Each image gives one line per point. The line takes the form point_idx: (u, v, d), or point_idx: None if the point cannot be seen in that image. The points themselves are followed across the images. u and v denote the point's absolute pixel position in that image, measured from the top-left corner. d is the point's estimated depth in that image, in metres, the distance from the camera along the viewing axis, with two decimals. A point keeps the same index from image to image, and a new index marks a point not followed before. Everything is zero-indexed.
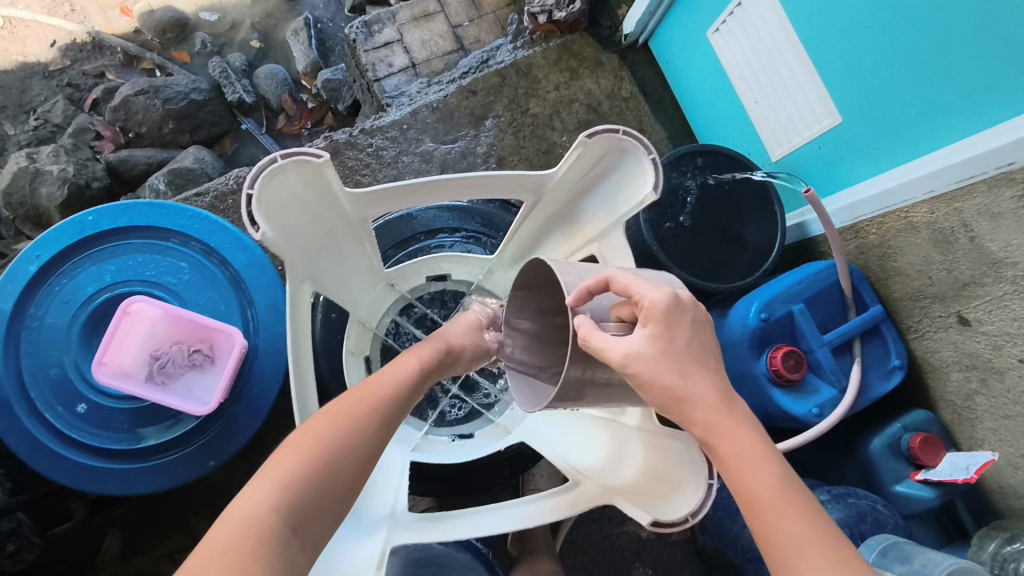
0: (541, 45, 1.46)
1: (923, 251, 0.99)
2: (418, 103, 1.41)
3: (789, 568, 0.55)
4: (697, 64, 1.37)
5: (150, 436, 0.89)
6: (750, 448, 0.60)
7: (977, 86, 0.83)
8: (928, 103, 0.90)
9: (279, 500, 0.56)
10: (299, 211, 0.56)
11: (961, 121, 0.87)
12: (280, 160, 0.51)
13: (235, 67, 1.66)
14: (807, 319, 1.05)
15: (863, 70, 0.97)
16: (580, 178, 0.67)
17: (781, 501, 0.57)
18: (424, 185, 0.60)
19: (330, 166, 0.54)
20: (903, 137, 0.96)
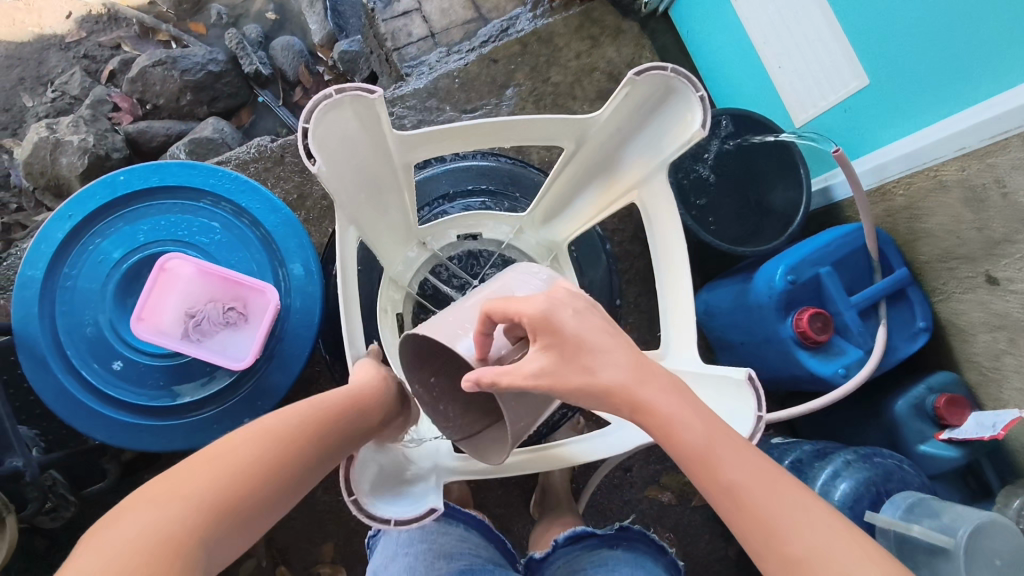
0: (561, 14, 1.46)
1: (953, 210, 0.98)
2: (439, 71, 1.41)
3: (737, 510, 0.55)
4: (718, 31, 1.36)
5: (184, 394, 0.89)
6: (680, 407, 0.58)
7: (1012, 38, 0.82)
8: (960, 59, 0.89)
9: (201, 516, 0.54)
10: (349, 152, 0.57)
11: (997, 74, 0.87)
12: (336, 95, 0.51)
13: (252, 38, 1.65)
14: (834, 282, 1.05)
15: (895, 27, 0.96)
16: (623, 124, 0.68)
17: (719, 450, 0.57)
18: (468, 129, 0.61)
19: (383, 102, 0.54)
20: (936, 95, 0.96)
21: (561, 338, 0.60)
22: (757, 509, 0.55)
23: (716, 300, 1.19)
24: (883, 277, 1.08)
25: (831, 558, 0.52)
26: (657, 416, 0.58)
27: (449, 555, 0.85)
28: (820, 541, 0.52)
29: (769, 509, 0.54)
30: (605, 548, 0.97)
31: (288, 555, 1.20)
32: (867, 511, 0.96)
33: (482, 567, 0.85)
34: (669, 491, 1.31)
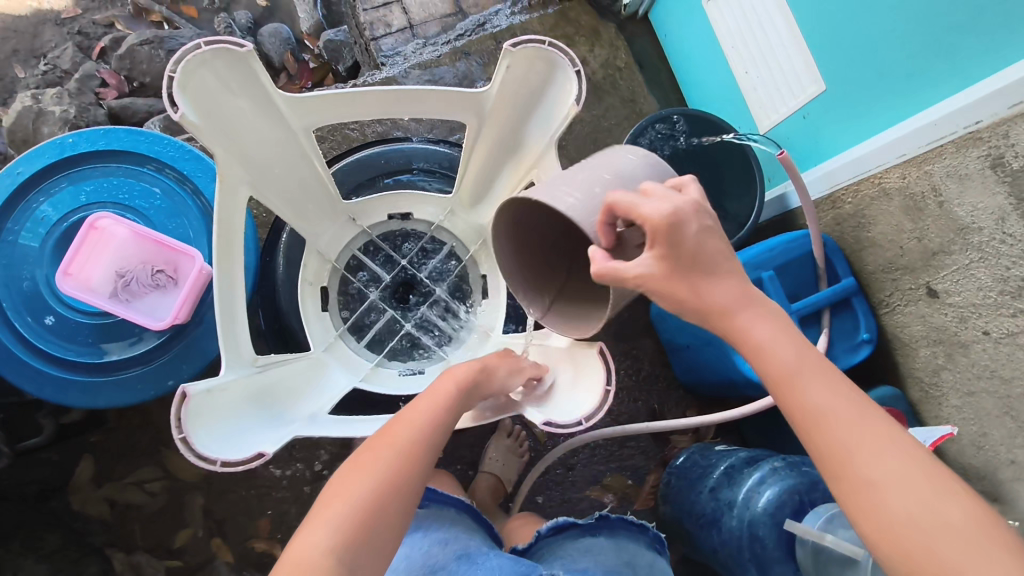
0: (539, 11, 1.49)
1: (894, 219, 0.96)
2: (411, 62, 1.44)
3: (816, 429, 0.58)
4: (690, 35, 1.37)
5: (112, 351, 0.91)
6: (792, 373, 0.60)
7: (947, 43, 0.80)
8: (904, 64, 0.87)
9: (338, 542, 0.54)
10: (227, 108, 0.61)
11: (936, 82, 0.84)
12: (203, 46, 0.55)
13: (241, 24, 1.70)
14: (776, 287, 1.05)
15: (844, 31, 0.94)
16: (514, 102, 0.70)
17: (802, 373, 0.60)
18: (353, 94, 0.63)
19: (254, 56, 0.58)
20: (881, 101, 0.94)
21: (678, 253, 0.61)
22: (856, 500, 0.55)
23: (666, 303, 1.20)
24: (829, 286, 1.07)
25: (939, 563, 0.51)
26: (748, 336, 0.63)
27: (438, 538, 0.83)
28: (933, 541, 0.52)
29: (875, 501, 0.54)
30: (587, 536, 0.90)
31: (224, 527, 1.21)
32: (788, 519, 0.93)
33: (479, 548, 0.83)
34: (612, 492, 1.30)
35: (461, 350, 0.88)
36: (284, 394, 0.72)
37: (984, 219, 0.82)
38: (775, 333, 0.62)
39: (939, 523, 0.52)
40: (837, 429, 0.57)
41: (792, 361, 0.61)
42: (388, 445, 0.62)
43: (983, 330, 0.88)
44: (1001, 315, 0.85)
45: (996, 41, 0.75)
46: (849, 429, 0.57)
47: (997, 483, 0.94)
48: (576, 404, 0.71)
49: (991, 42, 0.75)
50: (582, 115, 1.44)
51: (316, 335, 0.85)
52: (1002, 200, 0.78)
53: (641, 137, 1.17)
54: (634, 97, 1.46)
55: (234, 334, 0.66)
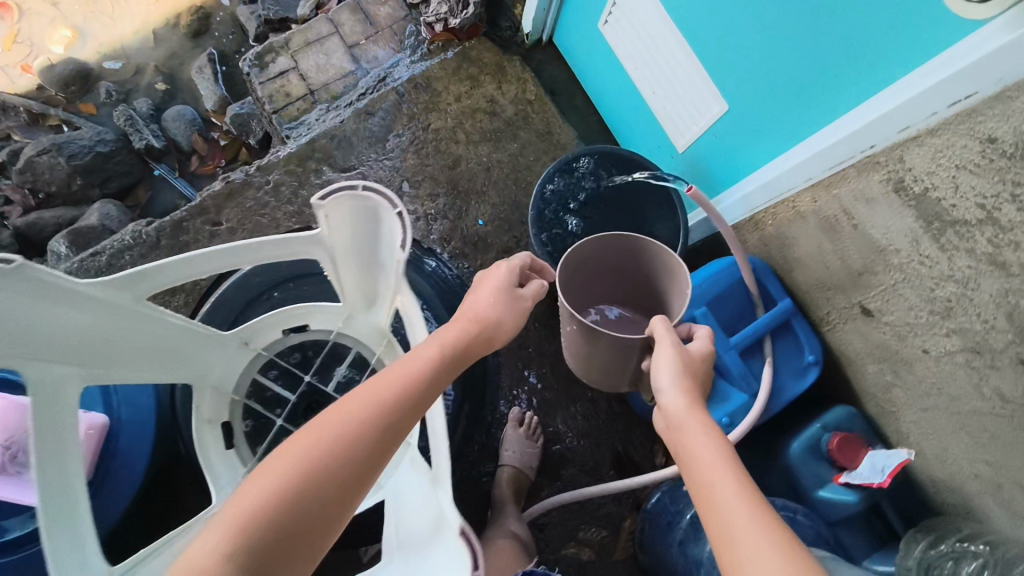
0: (440, 55, 1.43)
1: (816, 241, 0.91)
2: (315, 131, 1.37)
3: (712, 506, 0.59)
4: (598, 56, 1.32)
5: (14, 527, 0.91)
6: (708, 458, 0.62)
7: (837, 61, 0.75)
8: (796, 84, 0.82)
9: (235, 545, 0.55)
10: (31, 324, 0.54)
11: (825, 104, 0.80)
12: None
13: (142, 112, 1.63)
14: (710, 322, 1.01)
15: (733, 54, 0.89)
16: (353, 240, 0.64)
17: (717, 462, 0.61)
18: (180, 262, 0.59)
19: (40, 270, 0.51)
20: (778, 123, 0.89)
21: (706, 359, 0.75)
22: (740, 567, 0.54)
23: None
24: (767, 310, 1.02)
25: None
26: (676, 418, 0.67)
27: None
28: None
29: (754, 559, 0.53)
30: None
31: None
32: None
33: None
34: (589, 545, 1.25)
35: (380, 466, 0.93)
36: None
37: (898, 241, 0.76)
38: (701, 424, 0.66)
39: None
40: (734, 507, 0.58)
41: (699, 451, 0.63)
42: (336, 425, 0.63)
43: (923, 349, 0.83)
44: (937, 335, 0.80)
45: (876, 65, 0.70)
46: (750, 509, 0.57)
47: (966, 497, 0.89)
48: None
49: (880, 61, 0.70)
50: (500, 157, 1.38)
51: (221, 477, 0.79)
52: (912, 222, 0.73)
53: (552, 186, 1.12)
54: (550, 130, 1.41)
55: (71, 540, 0.56)
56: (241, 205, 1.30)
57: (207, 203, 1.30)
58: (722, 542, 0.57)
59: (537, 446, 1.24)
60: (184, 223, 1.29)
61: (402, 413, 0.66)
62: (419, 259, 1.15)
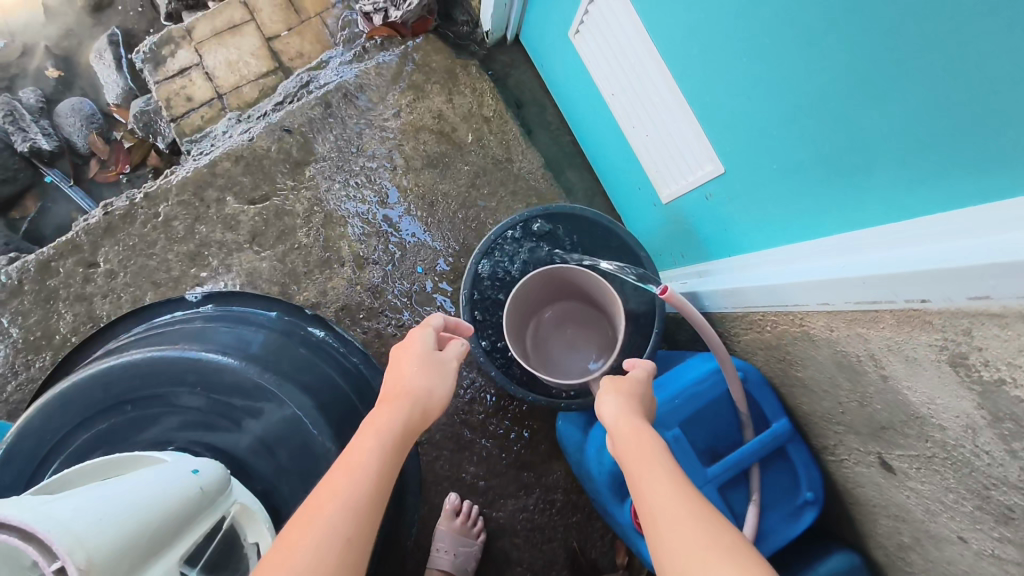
0: (378, 56, 1.16)
1: (827, 370, 0.70)
2: (219, 149, 1.11)
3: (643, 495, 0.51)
4: (571, 69, 1.06)
5: None
6: (637, 456, 0.55)
7: (902, 158, 0.53)
8: (837, 171, 0.61)
9: None
10: None
11: (880, 201, 0.58)
12: None
13: (29, 104, 1.36)
14: (684, 449, 0.78)
15: (761, 118, 0.67)
16: None
17: (649, 457, 0.54)
18: None
19: None
20: (808, 209, 0.67)
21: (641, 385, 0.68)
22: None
23: (567, 437, 0.95)
24: (756, 433, 0.81)
25: None
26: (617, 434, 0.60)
27: None
28: None
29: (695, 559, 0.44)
30: None
31: None
32: None
33: None
34: None
35: None
36: None
37: (945, 418, 0.56)
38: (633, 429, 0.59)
39: None
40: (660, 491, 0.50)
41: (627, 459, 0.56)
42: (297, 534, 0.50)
43: (957, 535, 0.62)
44: (981, 532, 0.59)
45: (966, 178, 0.49)
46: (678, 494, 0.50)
47: None
48: None
49: (969, 181, 0.49)
50: (446, 188, 1.13)
51: None
52: (972, 408, 0.51)
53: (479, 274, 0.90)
54: (509, 154, 1.16)
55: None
56: (124, 243, 1.07)
57: (82, 239, 1.06)
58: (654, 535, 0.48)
59: (476, 544, 1.04)
60: (52, 263, 1.06)
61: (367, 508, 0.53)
62: (308, 326, 0.86)
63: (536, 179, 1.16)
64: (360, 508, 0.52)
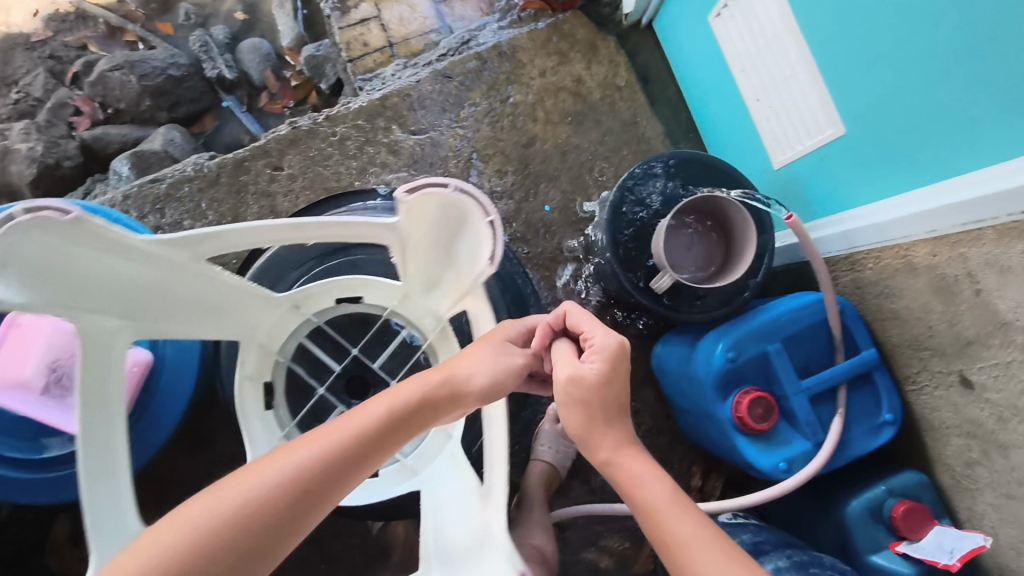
0: (530, 25, 1.34)
1: (923, 297, 0.85)
2: (390, 87, 1.30)
3: (668, 527, 0.62)
4: (702, 50, 1.20)
5: (54, 447, 0.87)
6: (666, 501, 0.64)
7: (1004, 109, 0.68)
8: (944, 124, 0.76)
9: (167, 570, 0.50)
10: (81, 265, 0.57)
11: (985, 155, 0.73)
12: (20, 217, 0.52)
13: (218, 40, 1.60)
14: (784, 362, 0.93)
15: (882, 82, 0.81)
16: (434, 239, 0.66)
17: (677, 507, 0.63)
18: (206, 236, 0.59)
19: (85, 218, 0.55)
20: (919, 158, 0.81)
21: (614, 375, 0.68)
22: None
23: (668, 357, 1.09)
24: (847, 358, 0.94)
25: None
26: (622, 468, 0.67)
27: None
28: None
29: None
30: None
31: None
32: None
33: None
34: (609, 555, 1.21)
35: (418, 452, 0.81)
36: None
37: None
38: (644, 465, 0.67)
39: None
40: (688, 528, 0.61)
41: (645, 497, 0.65)
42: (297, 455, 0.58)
43: None
44: None
45: None
46: (697, 539, 0.61)
47: None
48: None
49: None
50: (578, 142, 1.30)
51: (259, 440, 0.77)
52: None
53: (618, 240, 1.02)
54: (635, 120, 1.32)
55: (113, 508, 0.61)
56: (305, 154, 1.26)
57: (271, 146, 1.26)
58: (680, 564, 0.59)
59: (572, 446, 1.19)
60: (245, 162, 1.26)
61: (351, 463, 0.60)
62: None
63: (655, 144, 1.32)
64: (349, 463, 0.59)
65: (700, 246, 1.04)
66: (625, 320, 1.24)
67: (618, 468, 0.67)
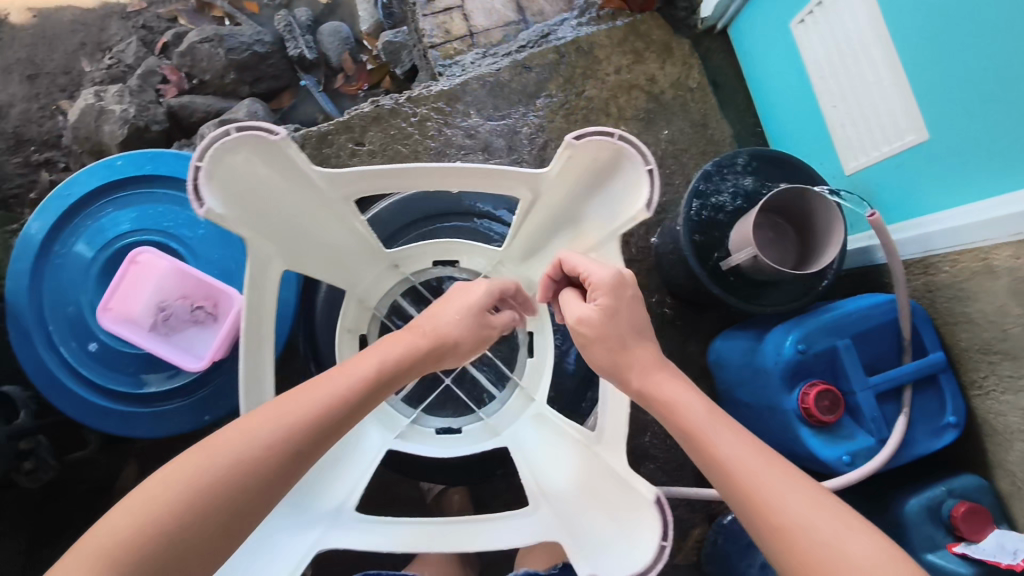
0: (608, 23, 1.38)
1: (999, 300, 0.87)
2: (469, 74, 1.36)
3: (710, 442, 0.63)
4: (779, 56, 1.23)
5: (152, 383, 0.95)
6: (703, 415, 0.65)
7: None
8: None
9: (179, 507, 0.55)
10: (258, 186, 0.63)
11: None
12: (234, 133, 0.57)
13: (301, 21, 1.66)
14: (852, 358, 0.95)
15: (975, 88, 0.84)
16: (579, 183, 0.69)
17: (713, 423, 0.64)
18: (374, 172, 0.64)
19: (285, 141, 0.60)
20: (1005, 163, 0.84)
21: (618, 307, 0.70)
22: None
23: (728, 351, 1.12)
24: (913, 359, 0.96)
25: (816, 534, 0.55)
26: (655, 391, 0.68)
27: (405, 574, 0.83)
28: (822, 523, 0.55)
29: (781, 489, 0.58)
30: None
31: None
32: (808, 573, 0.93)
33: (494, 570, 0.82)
34: None
35: (500, 413, 0.91)
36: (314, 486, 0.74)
37: None
38: (675, 385, 0.68)
39: (835, 540, 0.54)
40: (731, 440, 0.63)
41: (683, 414, 0.65)
42: (294, 408, 0.62)
43: None
44: None
45: None
46: (746, 446, 0.62)
47: None
48: (627, 549, 0.63)
49: None
50: (648, 139, 1.34)
51: None
52: None
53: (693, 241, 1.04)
54: (706, 121, 1.36)
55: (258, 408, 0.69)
56: (385, 132, 1.32)
57: (354, 122, 1.31)
58: (728, 475, 0.61)
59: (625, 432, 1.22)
60: (328, 136, 1.31)
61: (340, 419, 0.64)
62: None
63: (723, 147, 1.36)
64: (339, 418, 0.64)
65: (778, 241, 1.06)
66: (684, 314, 1.27)
67: (653, 396, 0.67)
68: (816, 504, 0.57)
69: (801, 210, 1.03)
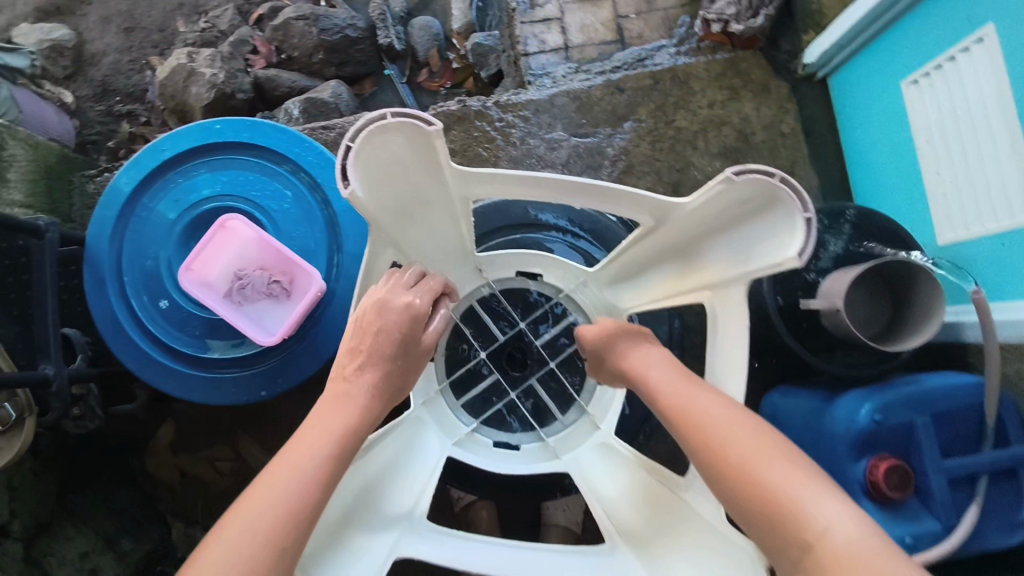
0: (707, 56, 1.36)
1: None
2: (560, 88, 1.34)
3: (647, 378, 0.72)
4: (882, 112, 1.20)
5: (215, 348, 0.95)
6: (643, 357, 0.75)
7: None
8: None
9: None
10: (392, 169, 0.63)
11: None
12: (389, 117, 0.56)
13: (394, 11, 1.67)
14: (930, 437, 0.90)
15: None
16: (714, 216, 0.66)
17: (651, 365, 0.73)
18: (506, 175, 0.63)
19: (438, 136, 0.58)
20: None
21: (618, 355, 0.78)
22: (804, 507, 0.54)
23: (787, 408, 1.06)
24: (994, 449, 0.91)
25: (725, 429, 0.62)
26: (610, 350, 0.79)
27: None
28: (733, 424, 0.62)
29: (706, 403, 0.65)
30: None
31: None
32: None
33: None
34: None
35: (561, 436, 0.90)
36: (382, 490, 0.72)
37: None
38: (624, 342, 0.78)
39: (739, 435, 0.61)
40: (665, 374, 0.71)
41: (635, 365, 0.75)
42: (296, 459, 0.59)
43: None
44: None
45: None
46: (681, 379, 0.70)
47: None
48: None
49: None
50: None
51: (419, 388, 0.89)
52: None
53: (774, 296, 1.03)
54: (793, 168, 1.33)
55: None
56: (469, 132, 1.31)
57: (440, 119, 1.31)
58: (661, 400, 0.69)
59: None
60: None
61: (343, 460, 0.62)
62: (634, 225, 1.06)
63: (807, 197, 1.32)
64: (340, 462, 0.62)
65: (874, 303, 1.04)
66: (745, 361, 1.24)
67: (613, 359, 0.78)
68: (733, 413, 0.63)
69: (904, 281, 1.00)
